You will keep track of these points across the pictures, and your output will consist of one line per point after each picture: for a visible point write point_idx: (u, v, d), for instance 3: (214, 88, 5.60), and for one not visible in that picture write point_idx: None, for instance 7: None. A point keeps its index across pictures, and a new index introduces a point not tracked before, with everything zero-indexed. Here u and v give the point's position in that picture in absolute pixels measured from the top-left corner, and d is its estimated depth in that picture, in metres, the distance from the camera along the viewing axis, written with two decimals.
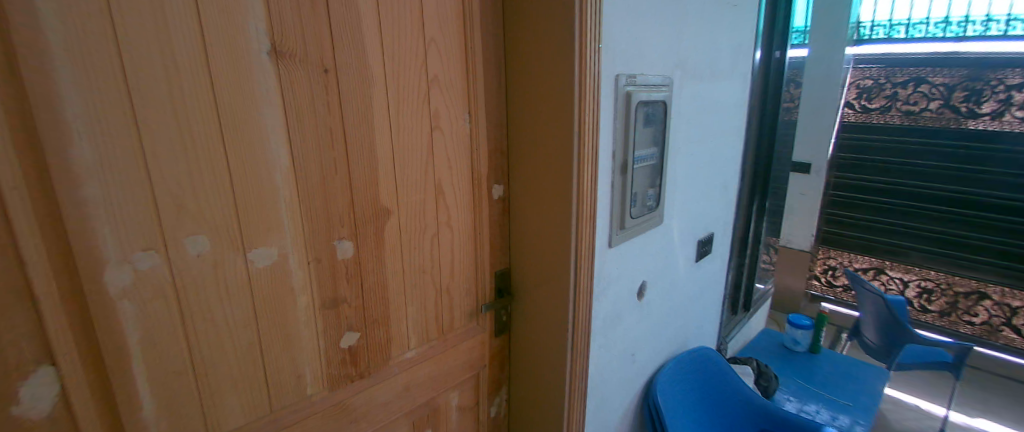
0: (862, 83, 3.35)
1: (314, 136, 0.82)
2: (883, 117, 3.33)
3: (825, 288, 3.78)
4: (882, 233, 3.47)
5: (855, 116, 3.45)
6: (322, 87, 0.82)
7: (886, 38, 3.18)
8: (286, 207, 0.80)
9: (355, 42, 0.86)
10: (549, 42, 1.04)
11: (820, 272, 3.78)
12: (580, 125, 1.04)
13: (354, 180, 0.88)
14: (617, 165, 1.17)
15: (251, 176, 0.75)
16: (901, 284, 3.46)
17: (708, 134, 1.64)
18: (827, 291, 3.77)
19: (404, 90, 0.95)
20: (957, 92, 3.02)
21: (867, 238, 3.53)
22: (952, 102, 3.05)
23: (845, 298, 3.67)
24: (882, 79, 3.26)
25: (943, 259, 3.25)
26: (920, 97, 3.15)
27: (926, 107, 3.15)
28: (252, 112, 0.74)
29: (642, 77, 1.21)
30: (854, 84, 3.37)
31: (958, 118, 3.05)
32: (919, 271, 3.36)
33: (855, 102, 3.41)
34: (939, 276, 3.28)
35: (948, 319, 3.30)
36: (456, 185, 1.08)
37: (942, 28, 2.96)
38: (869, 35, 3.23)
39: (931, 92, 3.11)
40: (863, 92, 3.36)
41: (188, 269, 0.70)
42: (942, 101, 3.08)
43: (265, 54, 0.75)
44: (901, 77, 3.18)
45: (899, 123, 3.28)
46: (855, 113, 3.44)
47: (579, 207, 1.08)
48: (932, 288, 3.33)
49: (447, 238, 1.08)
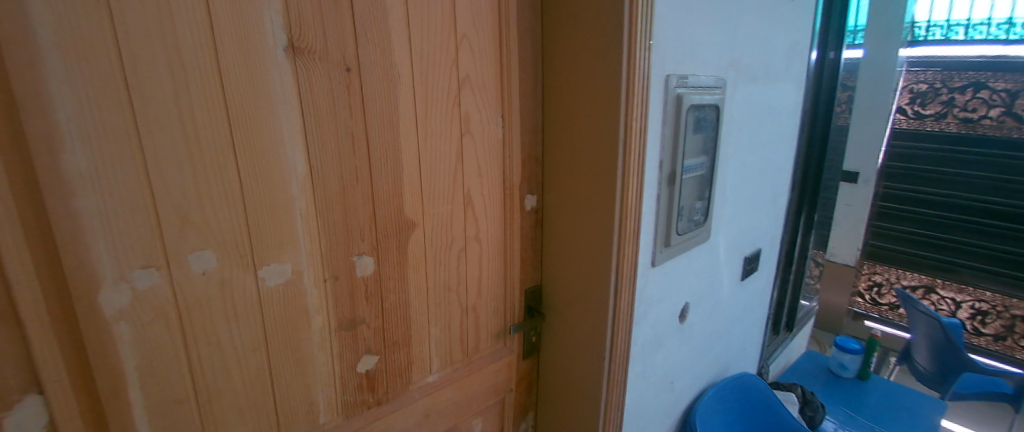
0: (916, 87, 3.10)
1: (335, 141, 0.75)
2: (938, 123, 3.08)
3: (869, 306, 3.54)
4: (934, 249, 3.23)
5: (908, 122, 3.20)
6: (344, 87, 0.75)
7: (942, 39, 2.91)
8: (303, 219, 0.73)
9: (380, 38, 0.78)
10: (593, 40, 0.95)
11: (865, 289, 3.53)
12: (627, 132, 0.94)
13: (377, 190, 0.81)
14: (665, 176, 1.06)
15: (263, 185, 0.68)
16: (952, 305, 3.24)
17: (758, 141, 1.51)
18: (871, 310, 3.52)
19: (433, 92, 0.87)
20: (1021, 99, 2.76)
21: (916, 254, 3.29)
22: (1013, 109, 2.79)
23: (891, 318, 3.43)
24: (939, 83, 3.01)
25: (1002, 280, 3.02)
26: (981, 102, 2.89)
27: (986, 114, 2.90)
28: (266, 114, 0.67)
29: (693, 78, 1.10)
30: (907, 88, 3.13)
31: (1022, 127, 2.80)
32: (974, 292, 3.13)
33: (907, 108, 3.17)
34: (996, 298, 3.05)
35: (1004, 344, 3.06)
36: (486, 195, 1.00)
37: (1006, 29, 2.72)
38: (924, 35, 2.95)
39: (992, 97, 2.84)
40: (917, 96, 3.11)
41: (191, 288, 0.63)
42: (1004, 108, 2.82)
43: (282, 51, 0.68)
44: (959, 81, 2.94)
45: (955, 131, 3.03)
46: (907, 119, 3.20)
47: (622, 223, 0.97)
48: (988, 310, 3.10)
49: (476, 252, 0.99)
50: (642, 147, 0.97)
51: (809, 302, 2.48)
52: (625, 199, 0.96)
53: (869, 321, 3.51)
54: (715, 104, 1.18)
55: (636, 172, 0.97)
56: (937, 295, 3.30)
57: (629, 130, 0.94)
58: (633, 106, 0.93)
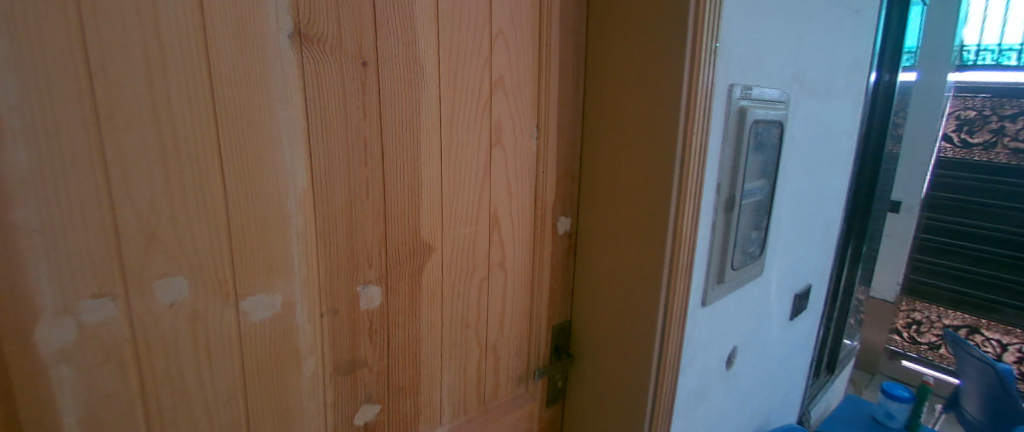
0: (963, 114, 2.84)
1: (346, 148, 0.63)
2: (986, 153, 2.80)
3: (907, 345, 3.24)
4: (980, 286, 2.95)
5: (953, 151, 2.93)
6: (359, 84, 0.63)
7: (993, 64, 2.66)
8: (300, 239, 0.60)
9: (404, 29, 0.67)
10: (648, 43, 0.82)
11: (902, 326, 3.24)
12: (685, 151, 0.80)
13: (391, 206, 0.69)
14: (722, 202, 0.92)
15: (255, 198, 0.56)
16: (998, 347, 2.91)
17: (813, 165, 1.35)
18: (909, 348, 3.21)
19: (460, 95, 0.75)
20: None
21: (959, 291, 3.02)
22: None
23: (932, 359, 3.12)
24: (987, 109, 2.74)
25: None
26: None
27: None
28: (263, 113, 0.55)
29: (757, 90, 0.96)
30: (953, 114, 2.87)
31: None
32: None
33: (953, 135, 2.92)
34: None
35: None
36: (515, 216, 0.87)
37: None
38: (974, 60, 2.71)
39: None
40: (964, 123, 2.85)
41: (156, 323, 0.51)
42: None
43: (287, 37, 0.56)
44: (1010, 109, 2.66)
45: (1005, 163, 2.76)
46: (953, 148, 2.93)
47: (674, 256, 0.84)
48: None
49: (500, 280, 0.87)
50: (701, 169, 0.84)
51: (850, 341, 2.29)
52: (679, 229, 0.83)
53: (907, 361, 3.20)
54: (778, 121, 1.04)
55: (693, 198, 0.83)
56: (981, 337, 2.98)
57: (688, 150, 0.80)
58: (694, 121, 0.80)
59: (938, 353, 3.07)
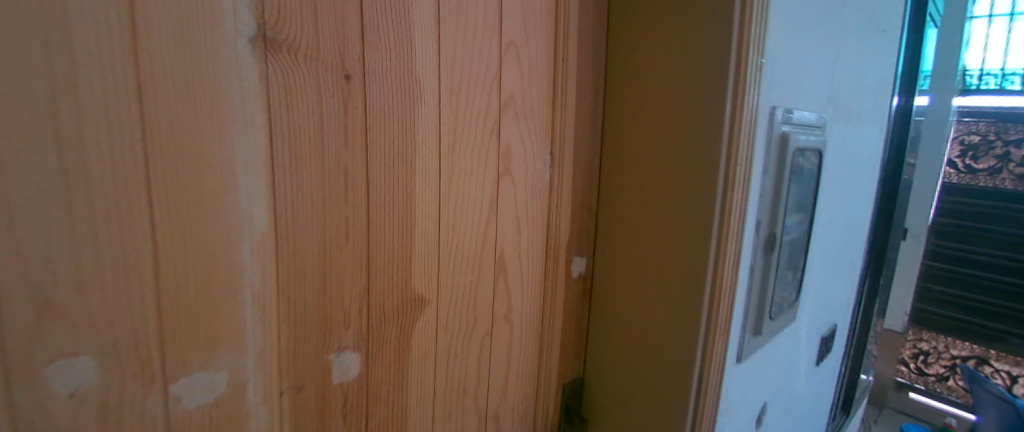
0: (966, 138, 2.69)
1: (322, 182, 0.50)
2: (992, 180, 2.64)
3: (914, 376, 3.01)
4: (988, 317, 2.75)
5: (958, 177, 2.77)
6: (341, 102, 0.50)
7: (997, 89, 2.52)
8: (257, 298, 0.48)
9: (399, 36, 0.55)
10: (683, 59, 0.70)
11: (909, 356, 3.03)
12: (727, 187, 0.68)
13: (376, 252, 0.57)
14: (762, 242, 0.82)
15: (202, 248, 0.44)
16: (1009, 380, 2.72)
17: (841, 195, 1.24)
18: (916, 379, 2.99)
19: (463, 118, 0.63)
20: None
21: (966, 321, 2.83)
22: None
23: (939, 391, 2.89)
24: (992, 134, 2.59)
25: None
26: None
27: None
28: (215, 139, 0.43)
29: (798, 113, 0.85)
30: (957, 139, 2.73)
31: None
32: None
33: (957, 161, 2.76)
34: None
35: None
36: (522, 257, 0.76)
37: None
38: (977, 85, 2.58)
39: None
40: (969, 149, 2.69)
41: (44, 422, 0.37)
42: None
43: (248, 42, 0.44)
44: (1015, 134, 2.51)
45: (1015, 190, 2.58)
46: (957, 174, 2.77)
47: (712, 307, 0.72)
48: None
49: (505, 337, 0.76)
50: (743, 207, 0.72)
51: (865, 376, 2.17)
52: (718, 276, 0.71)
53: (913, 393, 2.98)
54: (818, 148, 0.92)
55: (735, 240, 0.72)
56: (990, 368, 2.78)
57: (731, 185, 0.68)
58: (738, 152, 0.68)
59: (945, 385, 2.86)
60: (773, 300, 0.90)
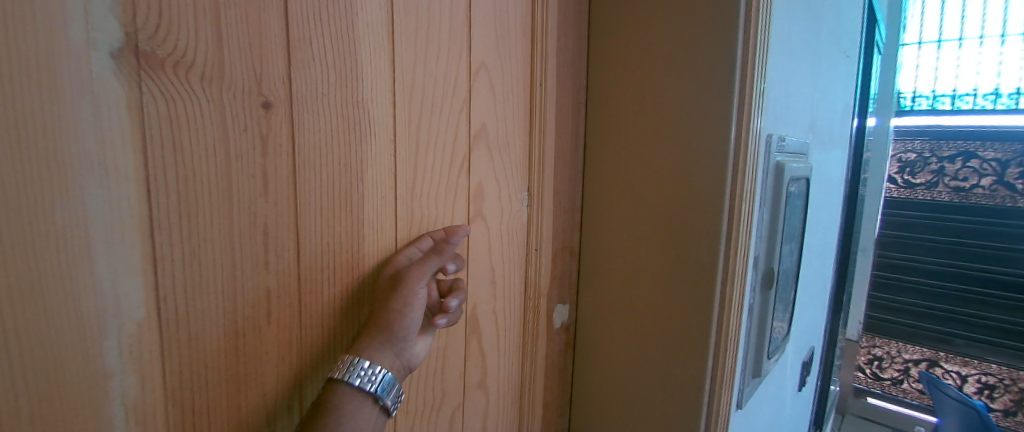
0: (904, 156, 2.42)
1: (232, 246, 0.37)
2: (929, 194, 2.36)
3: (869, 381, 2.59)
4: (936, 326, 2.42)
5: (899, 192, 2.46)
6: (257, 139, 0.38)
7: None
8: (135, 414, 0.34)
9: (342, 52, 0.43)
10: (677, 80, 0.62)
11: (864, 363, 2.61)
12: (734, 222, 0.59)
13: (309, 330, 0.44)
14: (761, 279, 0.73)
15: (44, 351, 0.30)
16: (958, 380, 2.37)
17: (821, 221, 1.20)
18: (873, 385, 2.58)
19: (426, 151, 0.52)
20: (1011, 168, 2.14)
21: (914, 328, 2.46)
22: (1007, 179, 2.16)
23: (894, 394, 2.51)
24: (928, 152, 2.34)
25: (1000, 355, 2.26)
26: (972, 172, 2.23)
27: (977, 184, 2.23)
28: (53, 197, 0.30)
29: (789, 140, 0.79)
30: (895, 158, 2.44)
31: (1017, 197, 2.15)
32: (981, 366, 2.31)
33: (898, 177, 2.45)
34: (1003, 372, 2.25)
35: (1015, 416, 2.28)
36: (499, 310, 0.64)
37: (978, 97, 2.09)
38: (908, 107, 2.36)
39: (982, 168, 2.21)
40: (905, 166, 2.41)
41: None
42: (997, 178, 2.18)
43: (110, 56, 0.31)
44: (947, 151, 2.29)
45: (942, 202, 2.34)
46: (897, 189, 2.47)
47: (718, 360, 0.62)
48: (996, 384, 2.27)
49: (480, 405, 0.63)
50: (747, 240, 0.63)
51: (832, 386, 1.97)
52: (723, 327, 0.62)
53: (873, 399, 2.56)
54: (806, 175, 0.87)
55: (740, 281, 0.63)
56: (941, 369, 2.41)
57: (737, 220, 0.59)
58: (743, 183, 0.59)
59: (901, 389, 2.49)
60: (770, 339, 0.82)
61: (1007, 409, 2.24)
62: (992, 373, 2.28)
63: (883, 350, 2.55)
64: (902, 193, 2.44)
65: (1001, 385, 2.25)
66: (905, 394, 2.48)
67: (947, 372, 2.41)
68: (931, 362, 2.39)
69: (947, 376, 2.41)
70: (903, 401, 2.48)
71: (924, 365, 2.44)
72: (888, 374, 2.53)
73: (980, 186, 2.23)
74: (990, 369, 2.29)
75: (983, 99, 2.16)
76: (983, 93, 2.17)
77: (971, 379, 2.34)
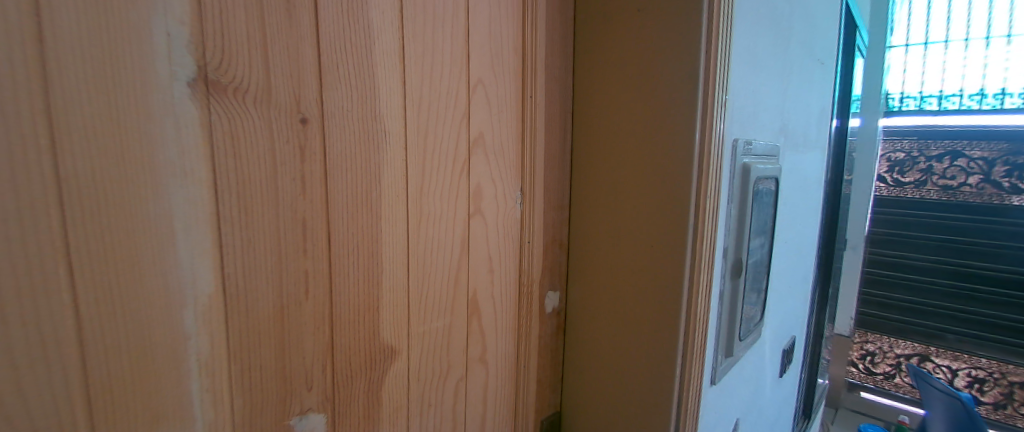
0: (893, 156, 2.68)
1: (276, 235, 0.46)
2: (917, 191, 2.62)
3: (863, 376, 2.84)
4: (917, 314, 2.67)
5: (888, 190, 2.74)
6: (296, 148, 0.47)
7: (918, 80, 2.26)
8: (206, 367, 0.43)
9: (362, 76, 0.52)
10: (650, 92, 0.71)
11: (858, 358, 2.86)
12: (699, 215, 0.69)
13: (339, 305, 0.52)
14: (730, 267, 0.82)
15: (139, 315, 0.39)
16: (949, 374, 2.60)
17: (796, 219, 1.29)
18: (866, 380, 2.83)
19: (431, 157, 0.60)
20: (997, 167, 2.37)
21: (888, 318, 2.76)
22: (993, 177, 2.38)
23: (888, 388, 2.75)
24: (916, 152, 2.59)
25: (957, 340, 2.57)
26: (959, 171, 2.48)
27: (964, 182, 2.47)
28: (147, 195, 0.39)
29: (756, 144, 0.88)
30: (885, 156, 2.71)
31: (1005, 194, 2.36)
32: (970, 359, 2.52)
33: (886, 175, 2.72)
34: (991, 364, 2.46)
35: (1001, 411, 2.45)
36: (497, 297, 0.73)
37: (977, 101, 2.37)
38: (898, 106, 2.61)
39: (969, 167, 2.44)
40: (894, 165, 2.68)
41: None
42: (982, 176, 2.41)
43: (187, 85, 0.40)
44: (935, 150, 2.54)
45: (935, 200, 2.58)
46: (887, 187, 2.74)
47: (688, 335, 0.72)
48: (984, 377, 2.49)
49: (480, 379, 0.72)
50: (713, 231, 0.72)
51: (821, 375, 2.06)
52: (692, 307, 0.71)
53: (866, 393, 2.81)
54: (775, 176, 0.96)
55: (707, 267, 0.72)
56: (932, 364, 2.64)
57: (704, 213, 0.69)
58: (707, 181, 0.69)
59: (893, 382, 2.72)
60: (741, 322, 0.90)
61: (997, 402, 2.46)
62: (982, 366, 2.50)
63: (875, 345, 2.80)
64: (892, 191, 2.71)
65: (991, 378, 2.47)
66: (898, 389, 2.72)
67: (937, 367, 2.63)
68: (914, 355, 2.69)
69: (938, 370, 2.63)
70: (895, 396, 2.72)
71: (915, 359, 2.69)
72: (880, 369, 2.78)
73: (967, 184, 2.47)
74: (980, 363, 2.50)
75: (969, 99, 2.39)
76: (969, 93, 2.40)
77: (962, 373, 2.56)
